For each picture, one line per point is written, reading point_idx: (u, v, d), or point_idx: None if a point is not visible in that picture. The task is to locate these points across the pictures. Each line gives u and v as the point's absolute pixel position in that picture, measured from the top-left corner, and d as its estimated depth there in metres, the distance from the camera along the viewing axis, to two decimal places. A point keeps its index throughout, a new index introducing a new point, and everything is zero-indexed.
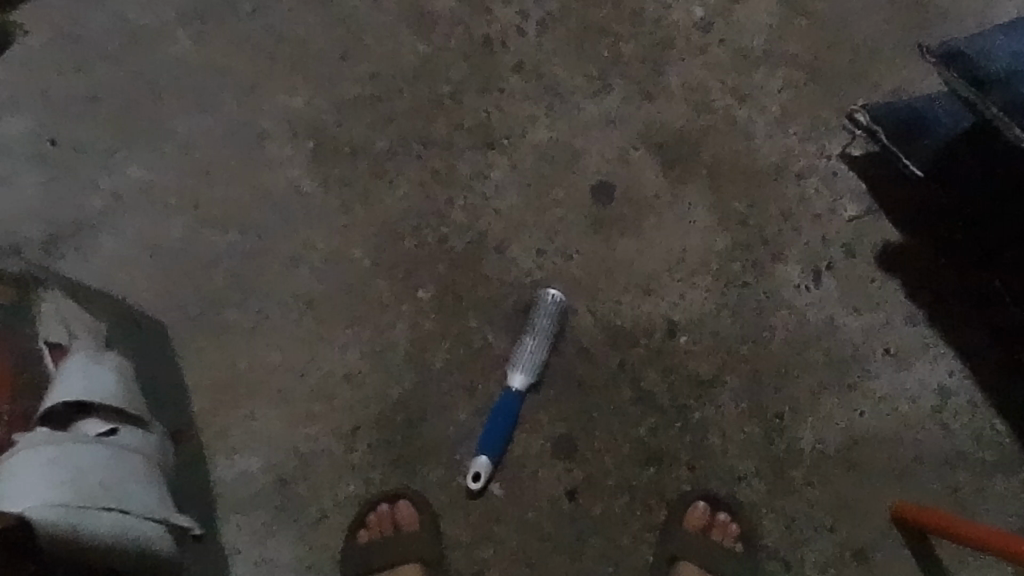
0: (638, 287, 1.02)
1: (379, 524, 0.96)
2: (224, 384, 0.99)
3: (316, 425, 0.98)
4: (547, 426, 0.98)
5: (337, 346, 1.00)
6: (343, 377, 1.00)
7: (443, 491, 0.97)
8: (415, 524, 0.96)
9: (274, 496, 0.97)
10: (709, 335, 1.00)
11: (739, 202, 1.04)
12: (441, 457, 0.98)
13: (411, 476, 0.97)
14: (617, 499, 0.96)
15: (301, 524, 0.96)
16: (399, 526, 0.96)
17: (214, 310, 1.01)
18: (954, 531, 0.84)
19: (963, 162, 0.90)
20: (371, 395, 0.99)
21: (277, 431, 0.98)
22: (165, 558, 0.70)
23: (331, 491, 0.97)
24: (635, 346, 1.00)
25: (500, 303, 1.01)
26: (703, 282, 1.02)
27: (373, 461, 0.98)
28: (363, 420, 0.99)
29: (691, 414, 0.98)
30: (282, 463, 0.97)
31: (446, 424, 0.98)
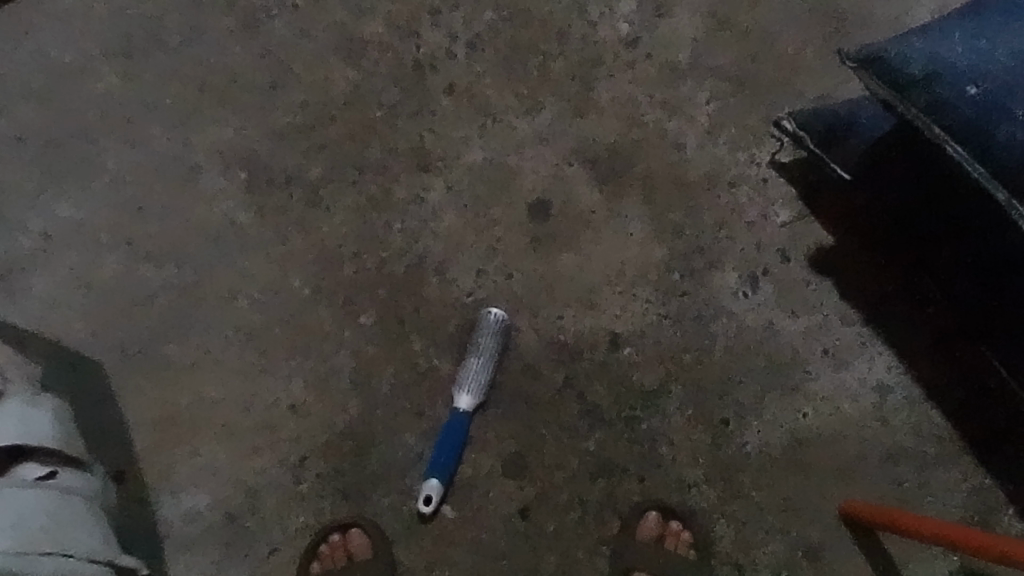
0: (579, 302, 1.02)
1: (331, 554, 0.95)
2: (167, 421, 0.98)
3: (263, 457, 0.97)
4: (496, 445, 0.98)
5: (281, 376, 0.99)
6: (288, 407, 0.99)
7: (395, 517, 0.96)
8: (367, 552, 0.95)
9: (224, 532, 0.95)
10: (652, 345, 1.01)
11: (674, 213, 1.05)
12: (391, 483, 0.97)
13: (362, 504, 0.97)
14: (570, 514, 0.97)
15: (253, 559, 0.95)
16: (351, 555, 0.95)
17: (153, 347, 1.00)
18: (903, 524, 0.85)
19: (885, 165, 0.93)
20: (318, 424, 0.98)
21: (223, 466, 0.97)
22: None
23: (281, 524, 0.96)
24: (579, 360, 1.01)
25: (443, 324, 1.01)
26: (643, 293, 1.03)
27: (323, 490, 0.97)
28: (311, 450, 0.98)
29: (639, 424, 0.99)
30: (230, 498, 0.96)
31: (395, 449, 0.98)
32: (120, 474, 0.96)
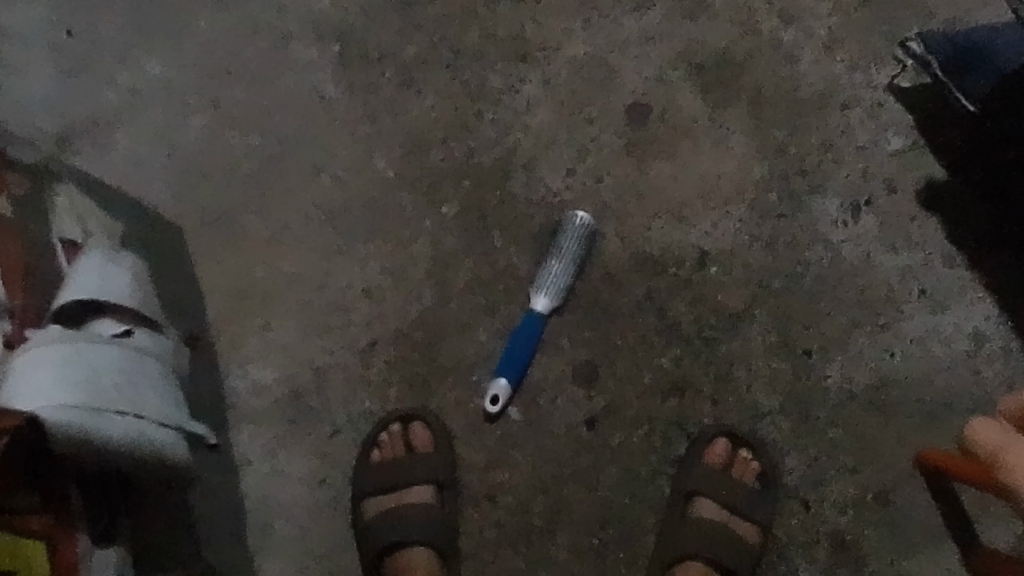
0: (669, 214, 0.98)
1: (390, 443, 0.94)
2: (241, 291, 0.97)
3: (333, 338, 0.96)
4: (569, 352, 0.96)
5: (357, 259, 0.98)
6: (362, 292, 0.97)
7: (460, 412, 0.95)
8: (428, 446, 0.94)
9: (289, 409, 0.95)
10: (741, 266, 0.97)
11: (779, 130, 1.00)
12: (459, 378, 0.95)
13: (427, 396, 0.95)
14: (637, 430, 0.95)
15: (314, 439, 0.95)
16: (412, 447, 0.94)
17: (231, 216, 0.98)
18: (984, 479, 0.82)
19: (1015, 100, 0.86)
20: (390, 311, 0.97)
21: (292, 343, 0.96)
22: (181, 467, 0.65)
23: (346, 407, 0.95)
24: (663, 273, 0.97)
25: (526, 223, 0.98)
26: (737, 211, 0.98)
27: (389, 378, 0.96)
28: (380, 336, 0.96)
29: (717, 346, 0.96)
30: (297, 375, 0.96)
31: (466, 344, 0.96)
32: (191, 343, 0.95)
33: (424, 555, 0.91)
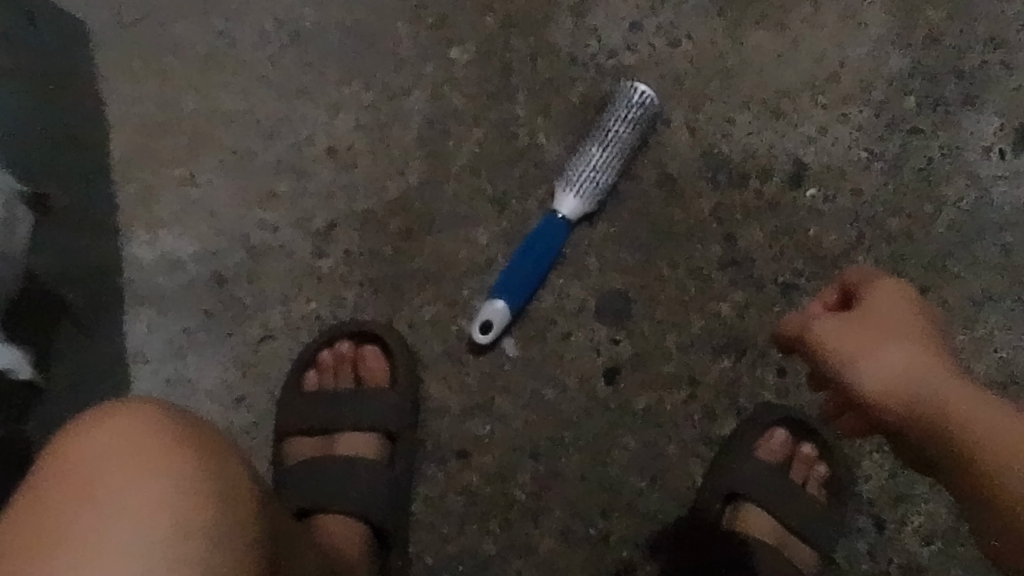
0: (762, 105, 0.71)
1: (336, 370, 0.70)
2: (159, 127, 0.71)
3: (279, 210, 0.71)
4: (595, 276, 0.70)
5: (325, 107, 0.71)
6: (326, 153, 0.71)
7: (436, 336, 0.70)
8: (384, 382, 0.69)
9: (207, 297, 0.70)
10: (848, 193, 0.70)
11: (934, 10, 0.71)
12: (441, 289, 0.70)
13: (395, 306, 0.70)
14: (671, 394, 0.70)
15: (237, 342, 0.70)
16: (363, 380, 0.69)
17: (159, 20, 0.71)
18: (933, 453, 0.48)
19: None
20: (362, 185, 0.71)
21: (223, 208, 0.71)
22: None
23: (285, 305, 0.70)
24: (741, 187, 0.70)
25: (564, 89, 0.71)
26: (856, 115, 0.71)
27: (348, 276, 0.70)
28: (344, 217, 0.71)
29: (799, 298, 0.70)
30: (223, 254, 0.70)
31: (457, 244, 0.70)
32: (40, 209, 0.68)
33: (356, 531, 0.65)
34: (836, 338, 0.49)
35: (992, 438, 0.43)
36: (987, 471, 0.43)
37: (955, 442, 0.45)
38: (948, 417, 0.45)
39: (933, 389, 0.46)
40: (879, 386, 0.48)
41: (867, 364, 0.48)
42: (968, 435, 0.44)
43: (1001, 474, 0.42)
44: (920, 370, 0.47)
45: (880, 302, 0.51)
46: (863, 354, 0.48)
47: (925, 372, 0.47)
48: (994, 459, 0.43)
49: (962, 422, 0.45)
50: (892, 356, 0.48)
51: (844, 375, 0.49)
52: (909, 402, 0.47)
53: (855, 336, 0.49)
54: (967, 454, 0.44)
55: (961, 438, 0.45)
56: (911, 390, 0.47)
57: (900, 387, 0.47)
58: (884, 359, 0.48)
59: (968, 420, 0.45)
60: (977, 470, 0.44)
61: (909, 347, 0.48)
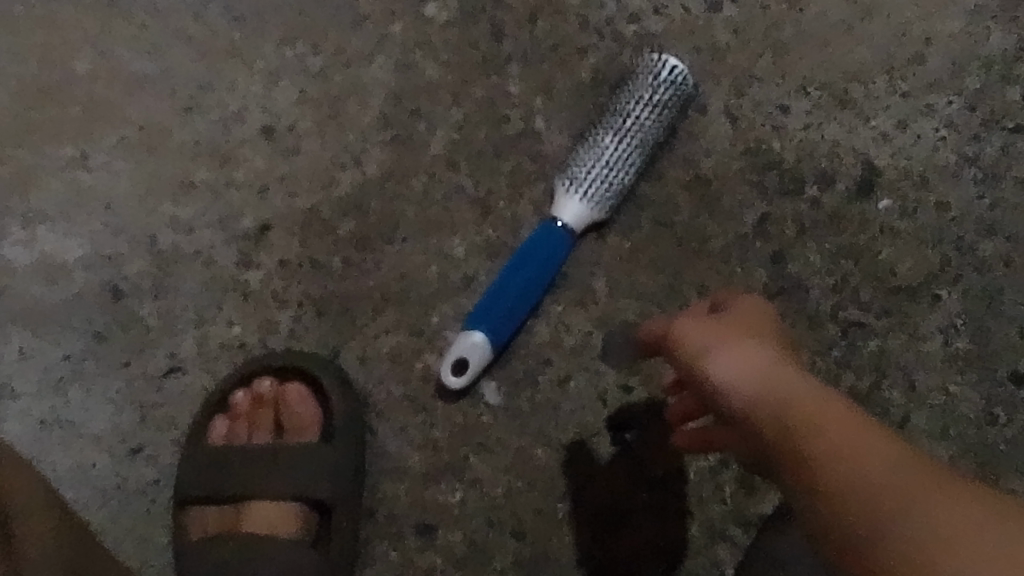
0: (823, 89, 0.55)
1: (252, 419, 0.54)
2: (44, 92, 0.55)
3: (196, 206, 0.54)
4: (602, 304, 0.54)
5: (263, 75, 0.55)
6: (260, 134, 0.55)
7: (394, 376, 0.54)
8: (312, 432, 0.54)
9: (99, 316, 0.54)
10: (931, 207, 0.55)
11: None
12: (402, 315, 0.54)
13: (342, 335, 0.54)
14: (697, 459, 0.53)
15: (136, 376, 0.54)
16: (286, 430, 0.54)
17: None
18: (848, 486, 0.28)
19: None
20: (305, 177, 0.55)
21: (123, 200, 0.54)
22: None
23: (200, 330, 0.54)
24: (793, 194, 0.55)
25: (570, 62, 0.55)
26: (944, 106, 0.55)
27: (283, 293, 0.54)
28: (280, 217, 0.54)
29: (863, 340, 0.54)
30: (121, 260, 0.54)
31: (425, 258, 0.54)
32: None
33: None
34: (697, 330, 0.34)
35: (867, 463, 0.28)
36: (871, 535, 0.27)
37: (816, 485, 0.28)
38: (804, 428, 0.30)
39: (786, 402, 0.31)
40: (734, 385, 0.32)
41: (724, 358, 0.33)
42: (826, 478, 0.28)
43: (875, 512, 0.27)
44: (797, 383, 0.31)
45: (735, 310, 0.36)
46: (722, 344, 0.33)
47: (786, 372, 0.32)
48: (874, 519, 0.27)
49: (817, 437, 0.29)
50: (755, 359, 0.32)
51: (698, 368, 0.34)
52: (764, 414, 0.31)
53: (720, 331, 0.34)
54: (844, 513, 0.27)
55: (832, 485, 0.28)
56: (794, 414, 0.30)
57: (762, 392, 0.31)
58: (737, 355, 0.33)
59: (827, 447, 0.29)
60: (834, 517, 0.28)
61: (773, 355, 0.32)
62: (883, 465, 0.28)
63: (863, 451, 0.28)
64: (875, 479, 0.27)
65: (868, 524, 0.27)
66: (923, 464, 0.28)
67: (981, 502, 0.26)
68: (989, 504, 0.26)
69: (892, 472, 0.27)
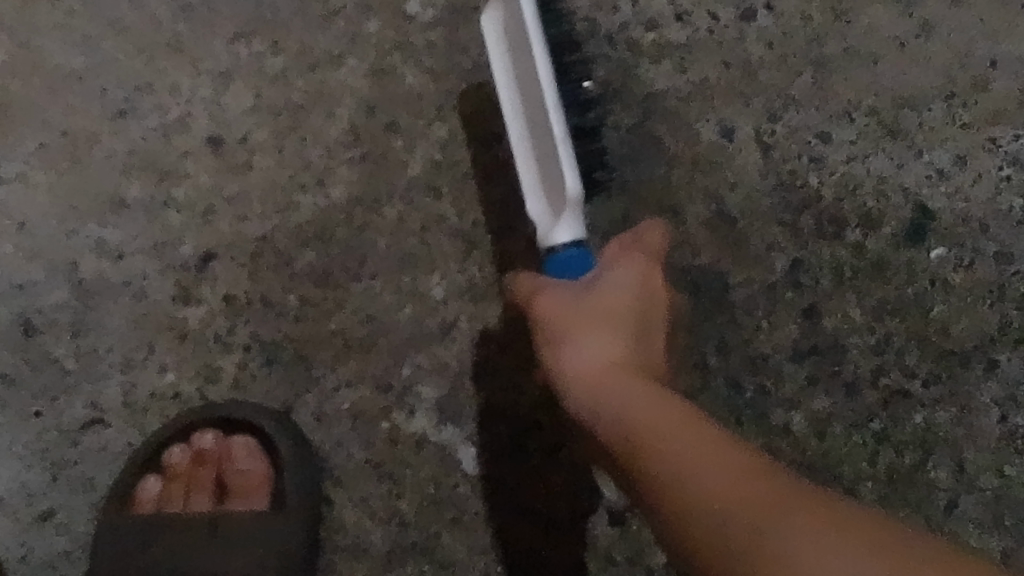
0: (871, 116, 0.47)
1: (190, 480, 0.45)
2: None
3: (128, 227, 0.46)
4: None
5: (212, 77, 0.47)
6: (208, 145, 0.46)
7: (355, 435, 0.45)
8: (262, 498, 0.45)
9: (7, 354, 0.45)
10: (994, 259, 0.46)
11: None
12: (370, 362, 0.45)
13: (295, 387, 0.45)
14: None
15: (48, 428, 0.45)
16: (232, 492, 0.45)
17: None
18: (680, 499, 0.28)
19: None
20: (257, 196, 0.46)
21: (42, 217, 0.46)
22: None
23: (125, 374, 0.45)
24: (834, 235, 0.47)
25: None
26: (1011, 140, 0.47)
27: (227, 335, 0.46)
28: (228, 243, 0.46)
29: (910, 411, 0.46)
30: (35, 287, 0.46)
31: (398, 297, 0.46)
32: None
33: None
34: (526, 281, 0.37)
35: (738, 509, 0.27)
36: (733, 568, 0.27)
37: (655, 482, 0.29)
38: (636, 443, 0.30)
39: (622, 407, 0.31)
40: (580, 375, 0.33)
41: (568, 349, 0.34)
42: (657, 470, 0.29)
43: (706, 522, 0.27)
44: (634, 370, 0.33)
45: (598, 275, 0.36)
46: (577, 332, 0.34)
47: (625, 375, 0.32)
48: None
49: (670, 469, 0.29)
50: (601, 344, 0.34)
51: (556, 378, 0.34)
52: (607, 423, 0.32)
53: (568, 318, 0.35)
54: (697, 540, 0.27)
55: (665, 479, 0.29)
56: (633, 421, 0.31)
57: (603, 383, 0.33)
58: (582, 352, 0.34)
59: (673, 448, 0.29)
60: (677, 518, 0.28)
61: (614, 340, 0.34)
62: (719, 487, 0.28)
63: (703, 461, 0.28)
64: (718, 497, 0.27)
65: (728, 563, 0.27)
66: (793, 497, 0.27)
67: (845, 545, 0.25)
68: (829, 519, 0.26)
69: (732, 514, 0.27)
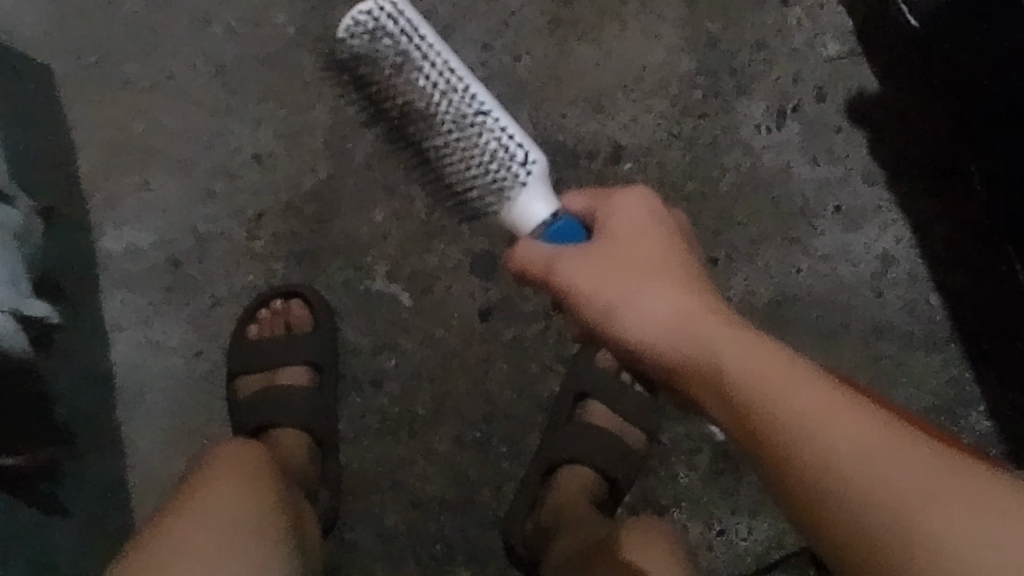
0: (587, 102, 0.93)
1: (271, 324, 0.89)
2: (120, 144, 0.91)
3: (219, 204, 0.91)
4: (469, 239, 0.91)
5: (249, 123, 0.91)
6: (252, 158, 0.91)
7: (349, 294, 0.91)
8: (308, 325, 0.89)
9: (166, 276, 0.90)
10: (656, 166, 0.93)
11: (712, 23, 0.94)
12: (352, 256, 0.91)
13: (315, 274, 0.91)
14: (531, 325, 0.91)
15: (194, 310, 0.90)
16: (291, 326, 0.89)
17: (113, 61, 0.91)
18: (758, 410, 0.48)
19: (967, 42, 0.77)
20: (282, 181, 0.91)
21: (174, 205, 0.91)
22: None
23: (229, 279, 0.90)
24: (575, 164, 0.92)
25: None
26: (657, 106, 0.93)
27: (276, 252, 0.90)
28: (269, 206, 0.91)
29: None
30: (176, 241, 0.90)
31: (360, 223, 0.91)
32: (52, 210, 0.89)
33: (299, 436, 0.85)
34: (544, 251, 0.58)
35: (804, 422, 0.46)
36: (827, 487, 0.44)
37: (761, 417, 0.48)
38: (702, 357, 0.52)
39: (691, 338, 0.53)
40: (656, 327, 0.55)
41: (639, 308, 0.55)
42: (734, 384, 0.50)
43: (841, 478, 0.44)
44: (684, 310, 0.54)
45: (622, 215, 0.58)
46: (636, 298, 0.55)
47: (688, 320, 0.54)
48: (797, 450, 0.46)
49: (742, 389, 0.49)
50: (661, 303, 0.55)
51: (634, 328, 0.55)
52: (677, 349, 0.54)
53: (621, 283, 0.56)
54: (799, 462, 0.46)
55: (738, 385, 0.50)
56: (691, 347, 0.53)
57: (672, 325, 0.54)
58: (646, 299, 0.55)
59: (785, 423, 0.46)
60: (804, 473, 0.45)
61: (661, 287, 0.55)
62: (841, 455, 0.44)
63: (802, 422, 0.46)
64: (844, 464, 0.44)
65: (785, 444, 0.46)
66: (832, 399, 0.46)
67: (927, 507, 0.41)
68: (905, 470, 0.42)
69: (834, 440, 0.45)
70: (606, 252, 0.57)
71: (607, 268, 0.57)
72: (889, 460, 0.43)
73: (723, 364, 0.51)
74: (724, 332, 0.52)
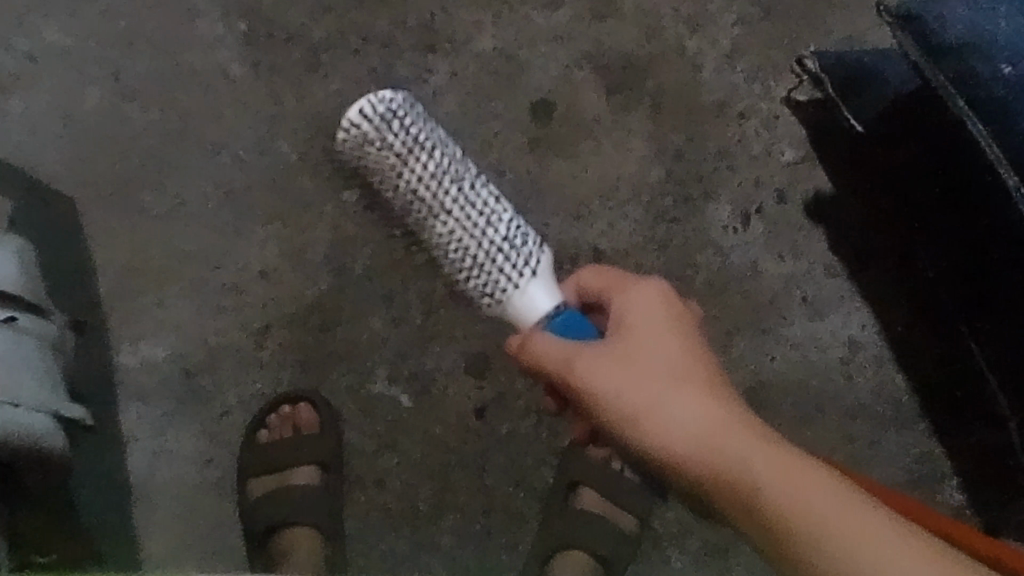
0: (567, 212, 1.00)
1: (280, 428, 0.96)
2: (135, 266, 0.97)
3: (228, 319, 0.97)
4: (463, 342, 0.97)
5: (254, 242, 0.98)
6: (258, 274, 0.98)
7: (352, 398, 0.97)
8: (315, 426, 0.95)
9: (179, 386, 0.96)
10: (633, 268, 1.00)
11: (678, 134, 1.02)
12: (354, 362, 0.97)
13: (320, 380, 0.97)
14: (524, 421, 0.97)
15: (206, 418, 0.96)
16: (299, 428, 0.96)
17: (128, 190, 0.98)
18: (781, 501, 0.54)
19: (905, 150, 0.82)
20: (286, 295, 0.97)
21: (186, 320, 0.97)
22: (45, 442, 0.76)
23: (240, 387, 0.96)
24: (559, 269, 1.00)
25: None
26: (632, 213, 1.01)
27: (283, 361, 0.97)
28: (275, 318, 0.97)
29: None
30: (188, 354, 0.96)
31: (361, 330, 0.97)
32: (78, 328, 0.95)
33: (308, 536, 0.94)
34: (568, 348, 0.65)
35: (830, 516, 0.52)
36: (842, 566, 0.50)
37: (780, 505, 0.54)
38: (722, 455, 0.58)
39: (714, 438, 0.59)
40: (679, 428, 0.60)
41: (666, 407, 0.61)
42: (756, 480, 0.56)
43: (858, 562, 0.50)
44: (706, 418, 0.60)
45: (643, 326, 0.65)
46: (665, 400, 0.62)
47: (711, 425, 0.60)
48: (814, 535, 0.52)
49: (764, 483, 0.55)
50: (684, 408, 0.61)
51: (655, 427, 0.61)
52: (695, 446, 0.60)
53: (649, 384, 0.62)
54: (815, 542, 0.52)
55: (759, 480, 0.56)
56: (713, 444, 0.59)
57: (695, 430, 0.60)
58: (673, 405, 0.61)
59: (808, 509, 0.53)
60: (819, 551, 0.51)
61: (687, 395, 0.62)
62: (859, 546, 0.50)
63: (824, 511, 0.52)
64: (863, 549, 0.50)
65: (801, 529, 0.53)
66: (850, 502, 0.53)
67: None
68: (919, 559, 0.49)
69: (854, 530, 0.51)
70: (626, 353, 0.64)
71: (638, 370, 0.63)
72: (905, 552, 0.49)
73: (745, 461, 0.57)
74: (748, 437, 0.58)
